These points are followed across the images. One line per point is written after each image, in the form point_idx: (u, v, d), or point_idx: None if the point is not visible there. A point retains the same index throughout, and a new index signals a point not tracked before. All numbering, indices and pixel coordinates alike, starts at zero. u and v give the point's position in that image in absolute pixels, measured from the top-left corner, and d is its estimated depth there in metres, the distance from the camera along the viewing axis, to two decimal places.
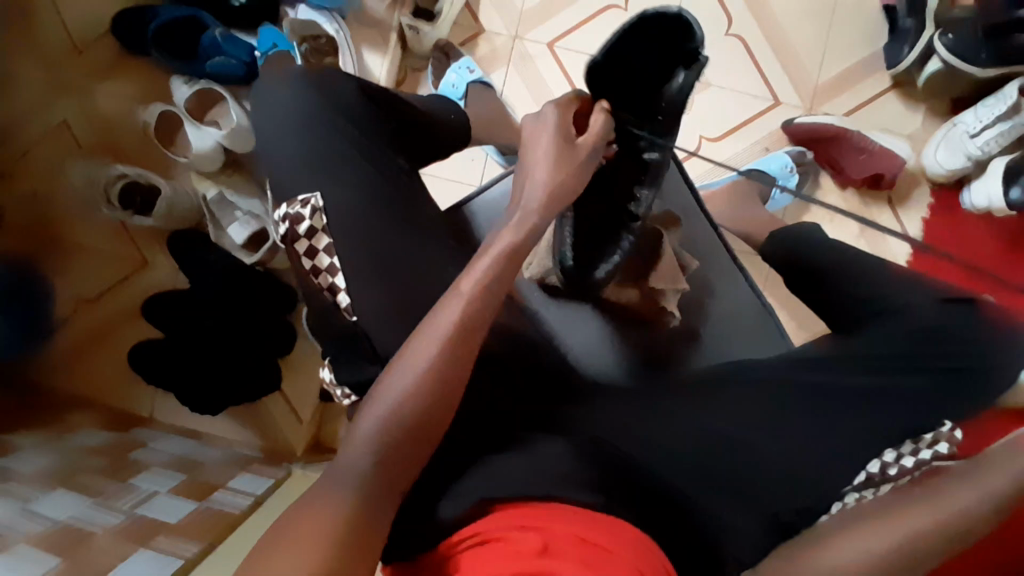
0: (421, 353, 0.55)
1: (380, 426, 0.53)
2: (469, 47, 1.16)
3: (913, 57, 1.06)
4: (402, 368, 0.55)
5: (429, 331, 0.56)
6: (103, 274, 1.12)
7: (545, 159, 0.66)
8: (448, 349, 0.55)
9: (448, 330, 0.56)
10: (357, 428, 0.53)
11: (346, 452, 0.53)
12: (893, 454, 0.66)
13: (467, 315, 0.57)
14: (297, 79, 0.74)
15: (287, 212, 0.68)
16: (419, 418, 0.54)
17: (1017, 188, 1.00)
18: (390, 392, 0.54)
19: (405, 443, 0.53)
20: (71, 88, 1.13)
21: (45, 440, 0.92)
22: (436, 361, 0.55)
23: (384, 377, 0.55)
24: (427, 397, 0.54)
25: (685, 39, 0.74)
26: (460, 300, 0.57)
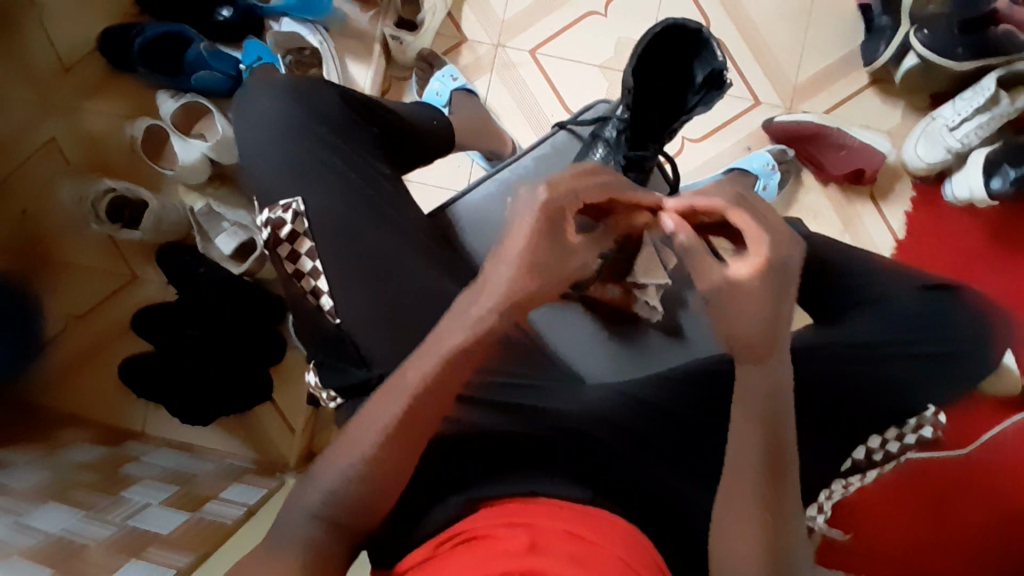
0: (390, 398, 0.55)
1: (357, 461, 0.54)
2: (452, 55, 1.17)
3: (889, 53, 1.07)
4: (371, 416, 0.55)
5: (398, 391, 0.54)
6: (94, 289, 1.12)
7: (516, 256, 0.53)
8: (421, 398, 0.54)
9: (419, 383, 0.54)
10: (333, 452, 0.55)
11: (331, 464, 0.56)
12: (879, 440, 0.71)
13: (438, 372, 0.54)
14: (277, 87, 0.74)
15: (269, 218, 0.69)
16: (389, 455, 0.54)
17: (998, 178, 1.01)
18: (365, 432, 0.55)
19: (383, 464, 0.54)
20: (59, 106, 1.14)
21: (36, 456, 0.92)
22: (407, 407, 0.54)
23: (361, 413, 0.56)
24: (399, 442, 0.54)
25: (705, 51, 0.79)
26: (432, 361, 0.54)
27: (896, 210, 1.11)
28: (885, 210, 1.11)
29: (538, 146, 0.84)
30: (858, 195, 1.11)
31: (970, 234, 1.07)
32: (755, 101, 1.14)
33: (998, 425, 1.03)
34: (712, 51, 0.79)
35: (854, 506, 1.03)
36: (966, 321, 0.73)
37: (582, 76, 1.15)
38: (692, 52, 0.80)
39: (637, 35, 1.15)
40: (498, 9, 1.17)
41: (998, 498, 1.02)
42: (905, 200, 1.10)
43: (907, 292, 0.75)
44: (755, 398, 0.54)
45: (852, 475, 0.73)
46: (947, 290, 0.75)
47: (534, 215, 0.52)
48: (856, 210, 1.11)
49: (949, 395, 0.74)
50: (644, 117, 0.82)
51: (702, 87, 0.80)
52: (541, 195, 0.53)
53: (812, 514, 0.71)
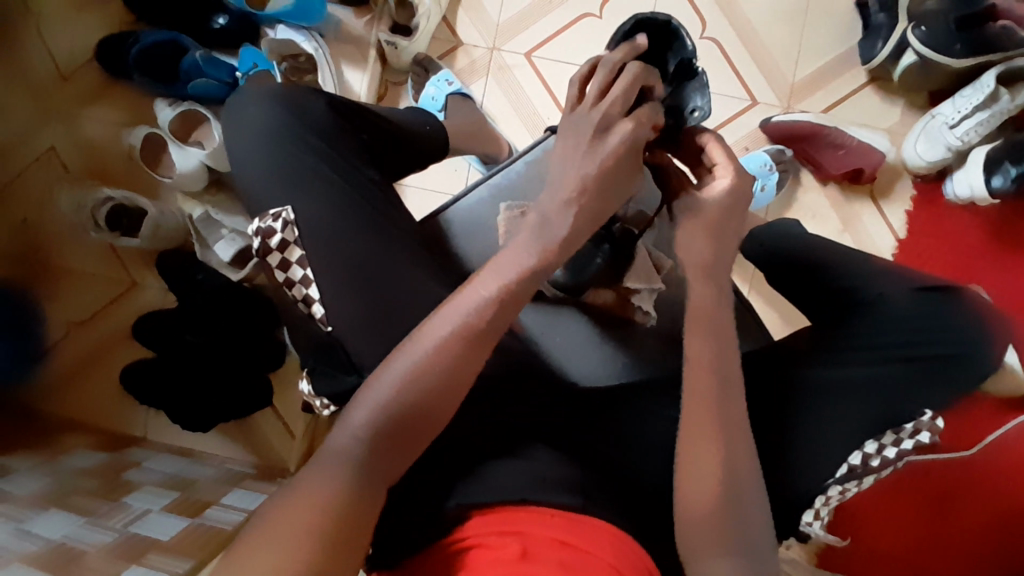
0: (425, 346, 0.55)
1: (374, 412, 0.54)
2: (448, 59, 1.17)
3: (887, 51, 1.06)
4: (409, 354, 0.55)
5: (446, 319, 0.56)
6: (96, 296, 1.13)
7: (588, 178, 0.61)
8: (460, 349, 0.55)
9: (462, 327, 0.56)
10: (348, 416, 0.54)
11: (335, 437, 0.54)
12: (875, 445, 0.69)
13: (480, 319, 0.56)
14: (268, 95, 0.75)
15: (259, 227, 0.69)
16: (415, 412, 0.54)
17: (999, 177, 1.00)
18: (391, 377, 0.55)
19: (396, 430, 0.54)
20: (59, 116, 1.15)
21: (39, 463, 0.93)
22: (440, 359, 0.55)
23: (394, 355, 0.56)
24: (431, 391, 0.55)
25: (675, 42, 0.71)
26: (479, 304, 0.56)
27: (896, 208, 1.10)
28: (884, 208, 1.10)
29: (534, 147, 0.84)
30: (857, 194, 1.10)
31: (971, 232, 1.06)
32: (752, 101, 1.13)
33: (1002, 426, 1.02)
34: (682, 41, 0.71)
35: (856, 509, 1.02)
36: (964, 322, 0.72)
37: None
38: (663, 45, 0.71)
39: None
40: (492, 13, 1.17)
41: (1000, 500, 1.01)
42: (905, 199, 1.10)
43: (901, 293, 0.74)
44: (711, 341, 0.58)
45: (848, 481, 0.69)
46: (944, 290, 0.74)
47: (619, 143, 0.61)
48: (855, 209, 1.10)
49: (949, 399, 0.73)
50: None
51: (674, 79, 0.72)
52: (625, 129, 0.61)
53: (807, 521, 0.69)
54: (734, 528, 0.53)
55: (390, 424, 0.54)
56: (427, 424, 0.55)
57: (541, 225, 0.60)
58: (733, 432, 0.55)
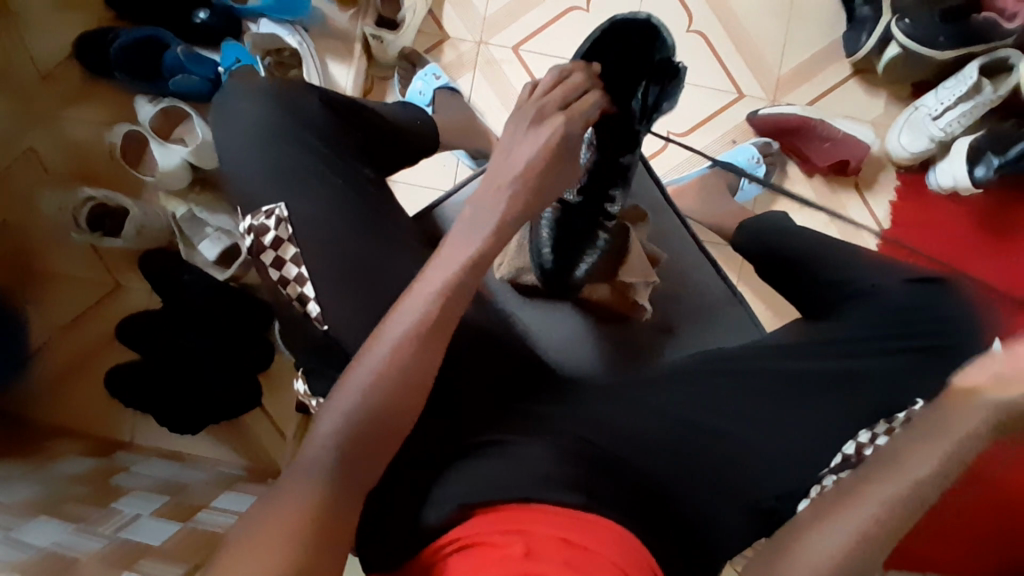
0: (385, 348, 0.53)
1: (342, 421, 0.51)
2: (435, 53, 1.16)
3: (870, 45, 1.07)
4: (367, 360, 0.53)
5: (397, 321, 0.54)
6: (77, 299, 1.11)
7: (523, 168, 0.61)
8: (420, 343, 0.54)
9: (420, 322, 0.54)
10: (317, 426, 0.52)
11: (305, 454, 0.51)
12: (869, 434, 0.68)
13: (437, 312, 0.55)
14: (257, 91, 0.73)
15: (252, 224, 0.68)
16: (383, 416, 0.52)
17: (982, 167, 1.02)
18: (353, 385, 0.52)
19: (365, 436, 0.52)
20: (36, 114, 1.12)
21: (25, 470, 0.91)
22: (401, 359, 0.53)
23: (351, 366, 0.54)
24: (394, 391, 0.53)
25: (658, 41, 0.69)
26: (426, 300, 0.55)
27: (881, 199, 1.11)
28: (870, 199, 1.11)
29: None
30: (843, 185, 1.12)
31: (956, 222, 1.08)
32: (739, 94, 1.14)
33: None
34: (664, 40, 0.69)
35: None
36: (950, 312, 0.73)
37: None
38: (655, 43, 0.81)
39: None
40: (479, 7, 1.16)
41: None
42: (890, 190, 1.11)
43: (894, 285, 0.76)
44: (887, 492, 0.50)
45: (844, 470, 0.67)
46: (935, 282, 0.76)
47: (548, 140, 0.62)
48: (842, 200, 1.12)
49: None
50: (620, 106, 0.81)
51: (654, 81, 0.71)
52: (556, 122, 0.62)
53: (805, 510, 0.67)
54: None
55: (358, 431, 0.52)
56: (395, 429, 0.53)
57: (477, 215, 0.60)
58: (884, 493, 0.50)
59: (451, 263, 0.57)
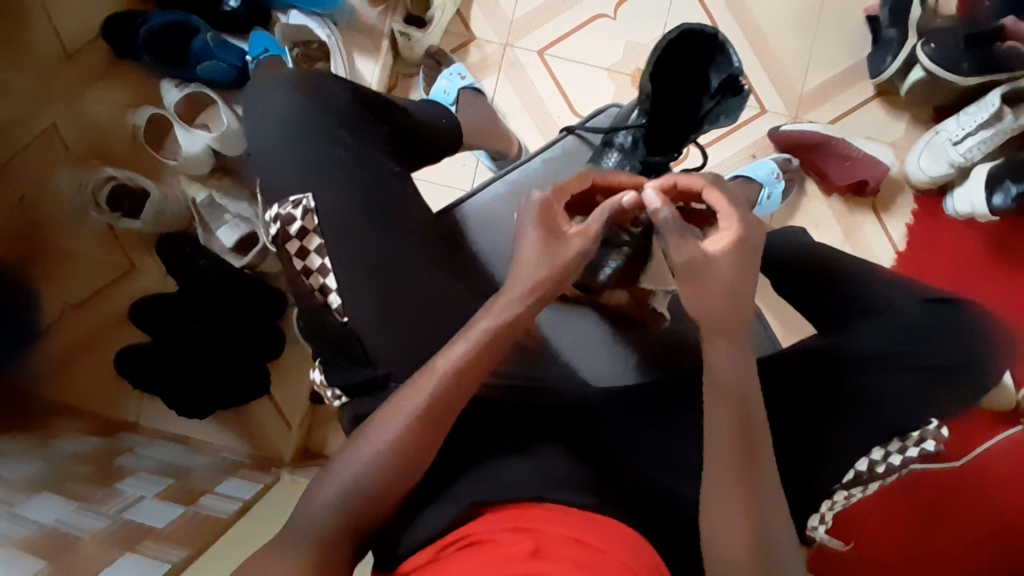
0: (441, 364, 0.57)
1: (382, 448, 0.55)
2: (460, 54, 1.17)
3: (896, 66, 1.08)
4: (412, 391, 0.57)
5: (445, 357, 0.58)
6: (91, 279, 1.11)
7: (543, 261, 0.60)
8: (473, 359, 0.57)
9: (475, 341, 0.58)
10: (370, 428, 0.57)
11: (347, 465, 0.56)
12: (881, 452, 0.71)
13: (491, 332, 0.58)
14: (289, 82, 0.74)
15: (278, 213, 0.68)
16: (431, 425, 0.56)
17: (1000, 195, 1.02)
18: (399, 413, 0.56)
19: (413, 437, 0.56)
20: (58, 91, 1.13)
21: (29, 445, 0.90)
22: (454, 375, 0.57)
23: (397, 395, 0.58)
24: (441, 404, 0.57)
25: (721, 56, 0.76)
26: (477, 334, 0.58)
27: (897, 222, 1.11)
28: (886, 221, 1.12)
29: (549, 148, 0.84)
30: (859, 206, 1.12)
31: (971, 249, 1.09)
32: (759, 109, 1.14)
33: (992, 438, 1.05)
34: (728, 56, 0.76)
35: (852, 517, 1.04)
36: (964, 336, 0.73)
37: (589, 79, 1.15)
38: (708, 60, 0.77)
39: (645, 39, 1.15)
40: (507, 9, 1.17)
41: (992, 513, 1.03)
42: (906, 213, 1.11)
43: (907, 303, 0.75)
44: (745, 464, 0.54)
45: (853, 486, 0.71)
46: (950, 305, 0.75)
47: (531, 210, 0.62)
48: (857, 220, 1.12)
49: (951, 411, 0.74)
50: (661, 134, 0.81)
51: (717, 93, 0.78)
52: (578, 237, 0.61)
53: (812, 526, 0.72)
54: (771, 561, 0.52)
55: (408, 438, 0.56)
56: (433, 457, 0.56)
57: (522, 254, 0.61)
58: (762, 476, 0.54)
59: (511, 294, 0.59)
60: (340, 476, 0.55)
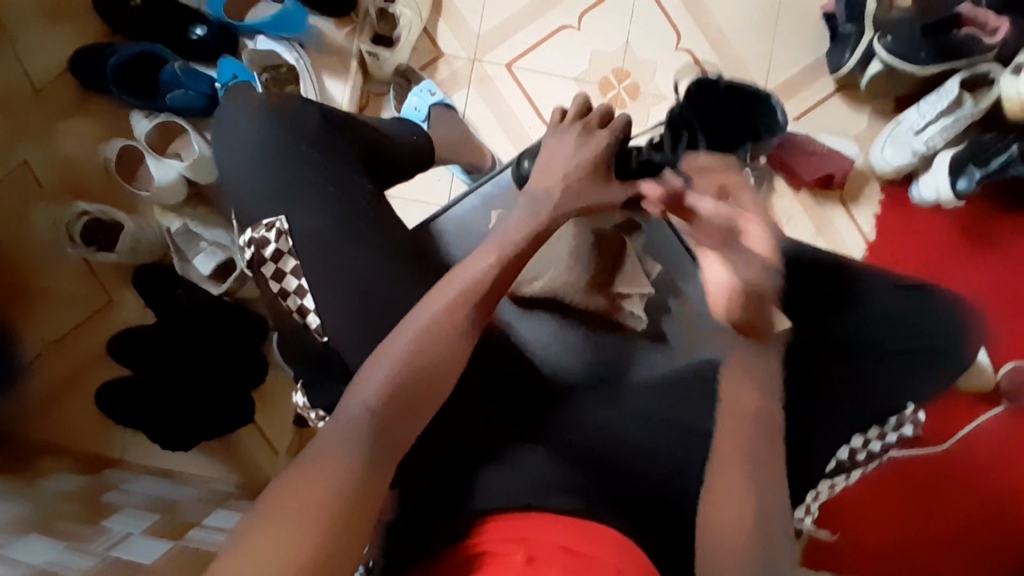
0: (426, 314, 0.59)
1: (382, 385, 0.54)
2: (429, 70, 1.18)
3: (854, 61, 1.10)
4: (411, 326, 0.58)
5: (444, 291, 0.60)
6: (67, 315, 1.10)
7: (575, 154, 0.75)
8: (457, 315, 0.59)
9: (466, 289, 0.60)
10: (357, 392, 0.54)
11: (340, 415, 0.53)
12: (861, 439, 0.72)
13: (479, 284, 0.61)
14: (258, 105, 0.74)
15: (253, 237, 0.69)
16: (422, 373, 0.56)
17: (964, 178, 1.04)
18: (395, 352, 0.56)
19: (402, 406, 0.54)
20: (28, 128, 1.12)
21: (12, 488, 0.88)
22: (447, 331, 0.58)
23: (393, 334, 0.58)
24: (434, 360, 0.57)
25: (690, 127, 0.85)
26: (476, 268, 0.62)
27: (866, 212, 1.14)
28: (856, 213, 1.14)
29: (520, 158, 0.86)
30: (829, 199, 1.15)
31: (941, 235, 1.12)
32: None
33: (978, 419, 1.06)
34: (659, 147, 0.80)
35: (843, 506, 1.05)
36: (942, 320, 0.75)
37: (558, 89, 1.17)
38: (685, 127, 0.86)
39: (609, 48, 1.18)
40: (473, 24, 1.18)
41: (984, 495, 1.05)
42: (874, 202, 1.14)
43: (883, 292, 0.76)
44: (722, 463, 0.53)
45: (838, 475, 0.73)
46: (922, 290, 0.77)
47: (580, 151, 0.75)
48: (827, 214, 1.14)
49: (931, 393, 0.75)
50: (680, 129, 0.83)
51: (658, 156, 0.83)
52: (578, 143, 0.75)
53: (801, 516, 0.72)
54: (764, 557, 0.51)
55: (399, 405, 0.54)
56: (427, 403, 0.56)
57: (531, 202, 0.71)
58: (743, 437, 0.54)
59: (512, 229, 0.67)
60: (345, 424, 0.52)
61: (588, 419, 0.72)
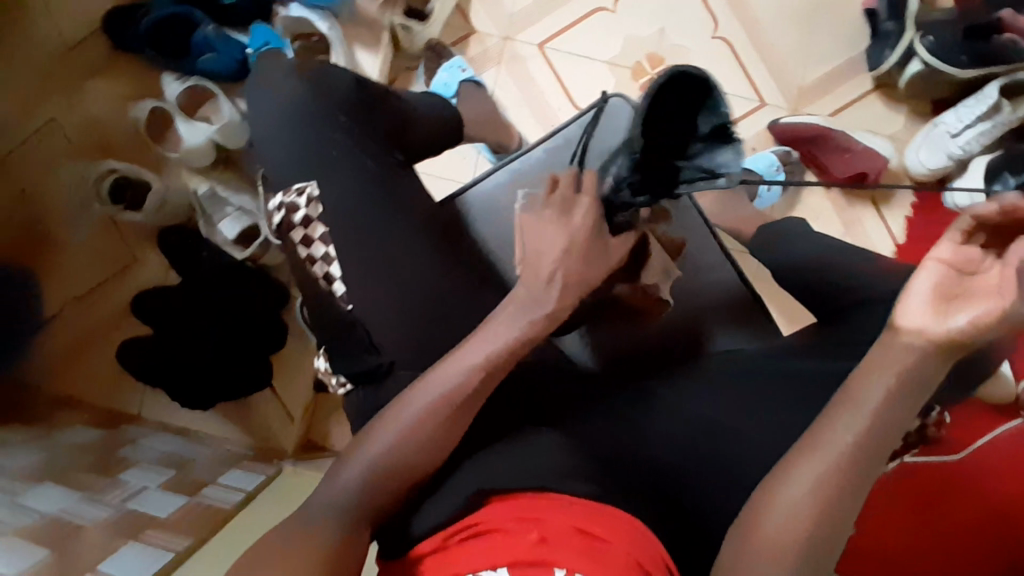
0: (417, 405, 0.59)
1: (365, 471, 0.57)
2: (460, 46, 1.17)
3: (893, 59, 1.08)
4: (405, 408, 0.59)
5: (431, 386, 0.60)
6: (93, 271, 1.11)
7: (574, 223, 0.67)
8: (442, 413, 0.58)
9: (454, 396, 0.59)
10: (343, 471, 0.58)
11: (331, 485, 0.58)
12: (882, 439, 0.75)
13: (467, 383, 0.59)
14: (293, 72, 0.74)
15: (282, 201, 0.70)
16: (406, 463, 0.57)
17: (1000, 185, 0.99)
18: (384, 436, 0.58)
19: (388, 486, 0.57)
20: (62, 85, 1.14)
21: (32, 437, 0.90)
22: (429, 419, 0.58)
23: (387, 413, 0.60)
24: (418, 446, 0.58)
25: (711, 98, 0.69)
26: (466, 368, 0.60)
27: (897, 214, 1.12)
28: (886, 214, 1.12)
29: (551, 138, 0.86)
30: (859, 199, 1.13)
31: None
32: (758, 102, 1.15)
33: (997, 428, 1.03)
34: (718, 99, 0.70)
35: None
36: None
37: (590, 73, 1.16)
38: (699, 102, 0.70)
39: (644, 33, 1.16)
40: (506, 2, 1.17)
41: None
42: (906, 204, 1.12)
43: None
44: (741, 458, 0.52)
45: None
46: None
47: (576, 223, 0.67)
48: (857, 213, 1.12)
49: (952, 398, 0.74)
50: (649, 168, 0.70)
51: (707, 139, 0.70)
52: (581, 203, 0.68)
53: None
54: None
55: (380, 490, 0.57)
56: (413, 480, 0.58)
57: (527, 297, 0.64)
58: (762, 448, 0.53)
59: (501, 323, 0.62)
60: (330, 498, 0.57)
61: (604, 403, 0.72)
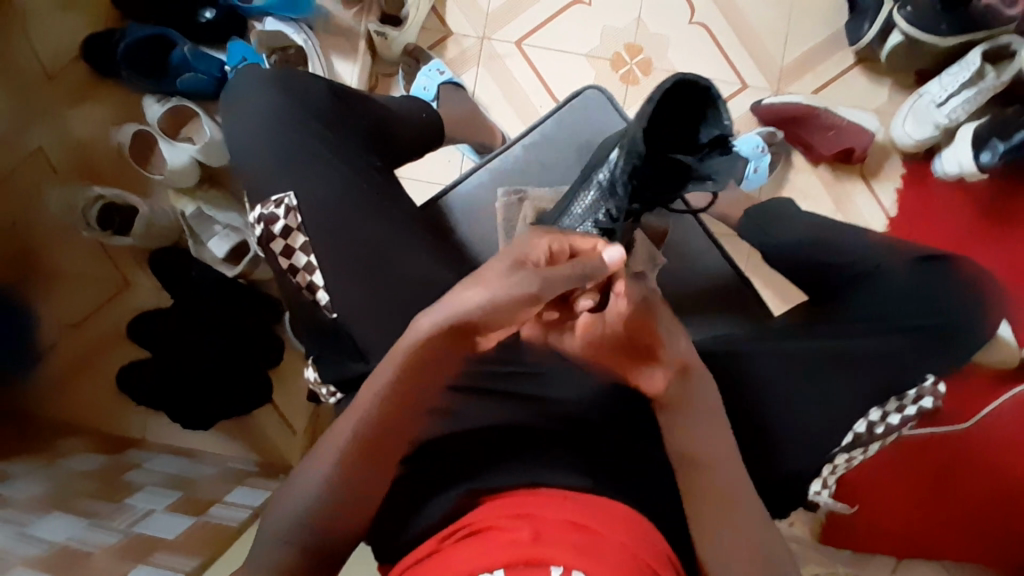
0: (336, 441, 0.59)
1: (295, 511, 0.59)
2: (438, 49, 1.17)
3: (873, 32, 1.07)
4: (323, 450, 0.59)
5: (349, 418, 0.58)
6: (87, 297, 1.12)
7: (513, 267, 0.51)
8: (352, 456, 0.58)
9: (364, 433, 0.58)
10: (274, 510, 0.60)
11: (268, 520, 0.60)
12: (880, 413, 0.70)
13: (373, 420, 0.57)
14: (264, 84, 0.74)
15: (261, 214, 0.69)
16: (335, 501, 0.58)
17: (988, 152, 1.01)
18: (309, 479, 0.59)
19: (327, 519, 0.59)
20: (43, 113, 1.14)
21: (36, 467, 0.91)
22: (347, 459, 0.58)
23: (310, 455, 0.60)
24: (337, 487, 0.58)
25: (711, 111, 0.69)
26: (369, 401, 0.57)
27: (887, 187, 1.11)
28: (876, 187, 1.12)
29: (529, 134, 0.84)
30: (849, 174, 1.12)
31: (965, 209, 1.09)
32: (741, 85, 1.14)
33: (1001, 396, 1.04)
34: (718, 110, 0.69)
35: (861, 485, 1.04)
36: (960, 293, 0.73)
37: (569, 67, 1.16)
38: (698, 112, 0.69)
39: (621, 23, 1.15)
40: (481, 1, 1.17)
41: (1007, 476, 1.02)
42: (895, 177, 1.11)
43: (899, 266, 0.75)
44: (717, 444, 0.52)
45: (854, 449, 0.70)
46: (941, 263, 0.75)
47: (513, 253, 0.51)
48: (847, 189, 1.12)
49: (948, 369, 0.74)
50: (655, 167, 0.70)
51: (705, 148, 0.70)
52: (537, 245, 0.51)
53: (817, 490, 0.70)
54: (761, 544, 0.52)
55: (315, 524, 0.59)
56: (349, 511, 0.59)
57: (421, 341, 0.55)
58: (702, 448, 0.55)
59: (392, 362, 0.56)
60: (270, 530, 0.59)
61: None
